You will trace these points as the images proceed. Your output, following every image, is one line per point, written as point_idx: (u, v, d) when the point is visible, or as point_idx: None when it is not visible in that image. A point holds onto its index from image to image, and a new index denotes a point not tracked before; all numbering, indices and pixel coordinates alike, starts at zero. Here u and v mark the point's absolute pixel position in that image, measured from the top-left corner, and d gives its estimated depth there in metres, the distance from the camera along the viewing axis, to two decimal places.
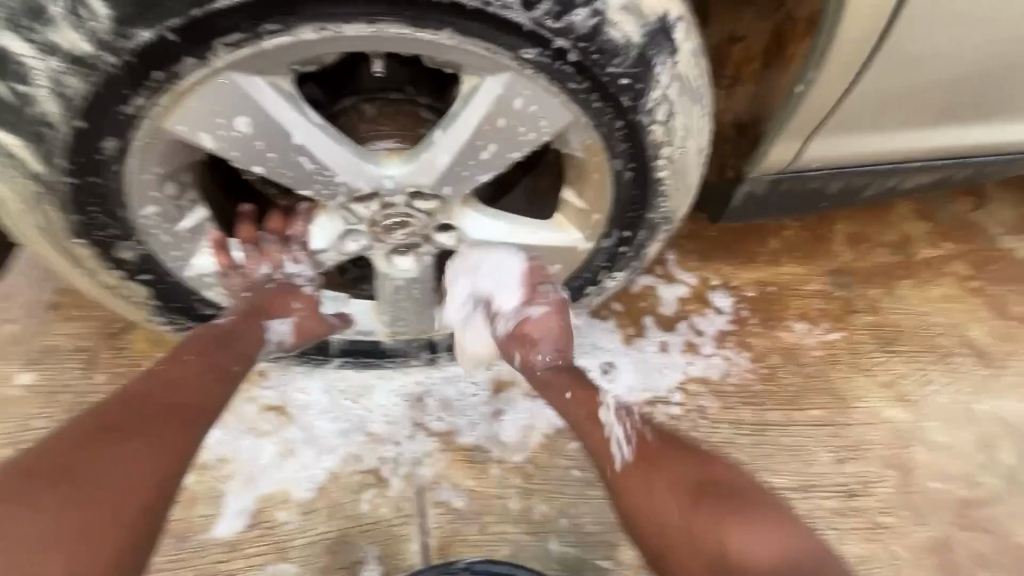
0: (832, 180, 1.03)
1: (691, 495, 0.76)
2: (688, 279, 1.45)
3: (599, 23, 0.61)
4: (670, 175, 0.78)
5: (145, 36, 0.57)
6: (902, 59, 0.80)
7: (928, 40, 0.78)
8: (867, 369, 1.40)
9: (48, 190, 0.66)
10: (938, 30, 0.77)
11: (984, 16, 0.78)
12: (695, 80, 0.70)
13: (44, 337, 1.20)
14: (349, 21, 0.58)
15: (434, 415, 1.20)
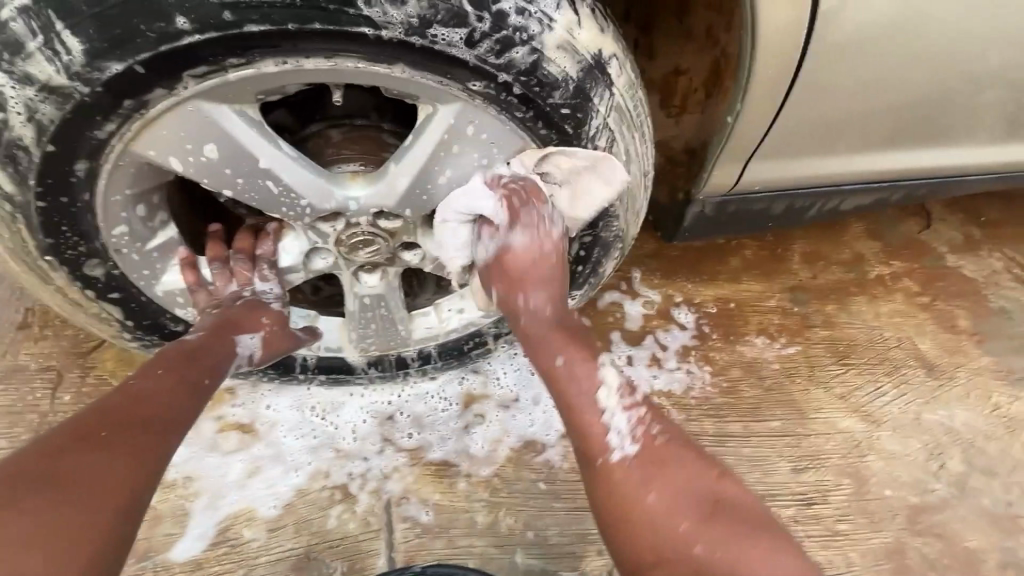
0: (775, 202, 1.10)
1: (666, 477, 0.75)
2: (652, 296, 1.50)
3: (538, 59, 0.66)
4: (617, 196, 0.84)
5: (116, 69, 0.59)
6: (824, 92, 0.87)
7: (849, 75, 0.85)
8: (823, 382, 1.46)
9: (21, 212, 0.68)
10: (858, 67, 0.84)
11: (897, 55, 0.84)
12: (632, 109, 0.76)
13: (10, 357, 1.21)
14: (309, 56, 0.62)
15: (404, 430, 1.22)
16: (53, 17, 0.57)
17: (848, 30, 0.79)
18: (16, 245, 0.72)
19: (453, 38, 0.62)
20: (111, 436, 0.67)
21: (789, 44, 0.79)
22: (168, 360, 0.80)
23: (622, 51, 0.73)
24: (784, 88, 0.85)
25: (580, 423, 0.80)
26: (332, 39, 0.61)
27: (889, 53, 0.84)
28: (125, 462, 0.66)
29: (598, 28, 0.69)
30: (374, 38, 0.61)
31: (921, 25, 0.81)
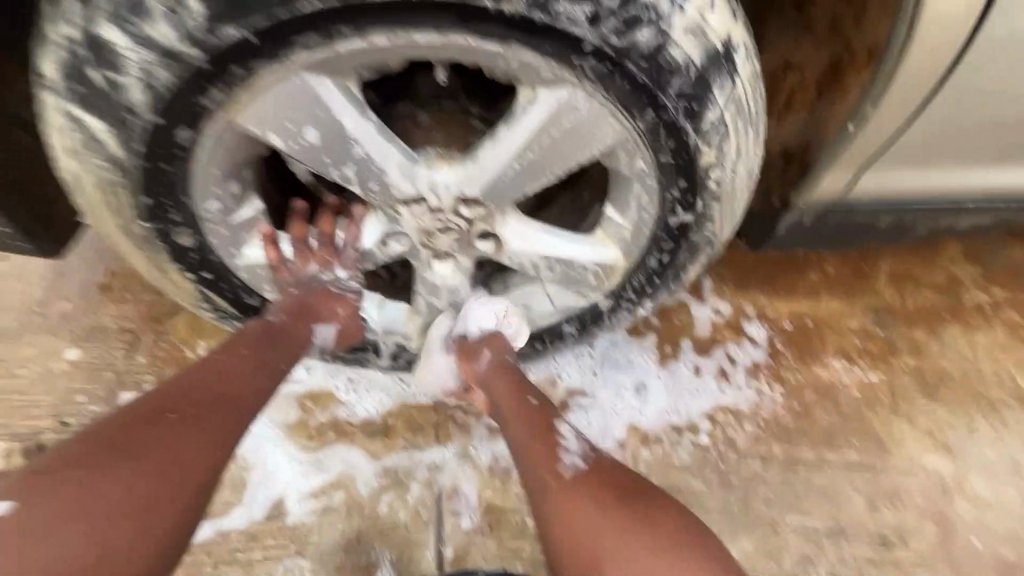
0: (881, 215, 1.00)
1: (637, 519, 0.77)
2: (723, 305, 1.42)
3: (663, 42, 0.61)
4: (718, 198, 0.78)
5: (231, 34, 0.57)
6: (971, 94, 0.79)
7: (997, 75, 0.77)
8: (908, 414, 1.35)
9: (128, 179, 0.68)
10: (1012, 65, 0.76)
11: None
12: (751, 104, 0.70)
13: (92, 315, 1.26)
14: (421, 30, 0.59)
15: (462, 423, 1.19)
16: None
17: (1015, 26, 0.71)
18: (115, 210, 0.72)
19: (577, 15, 0.58)
20: (194, 413, 0.72)
21: (936, 42, 0.72)
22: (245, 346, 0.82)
23: (751, 40, 0.67)
24: (920, 95, 0.79)
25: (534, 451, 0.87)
26: (445, 12, 0.58)
27: None
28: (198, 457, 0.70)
29: (729, 11, 0.64)
30: (494, 12, 0.58)
31: None
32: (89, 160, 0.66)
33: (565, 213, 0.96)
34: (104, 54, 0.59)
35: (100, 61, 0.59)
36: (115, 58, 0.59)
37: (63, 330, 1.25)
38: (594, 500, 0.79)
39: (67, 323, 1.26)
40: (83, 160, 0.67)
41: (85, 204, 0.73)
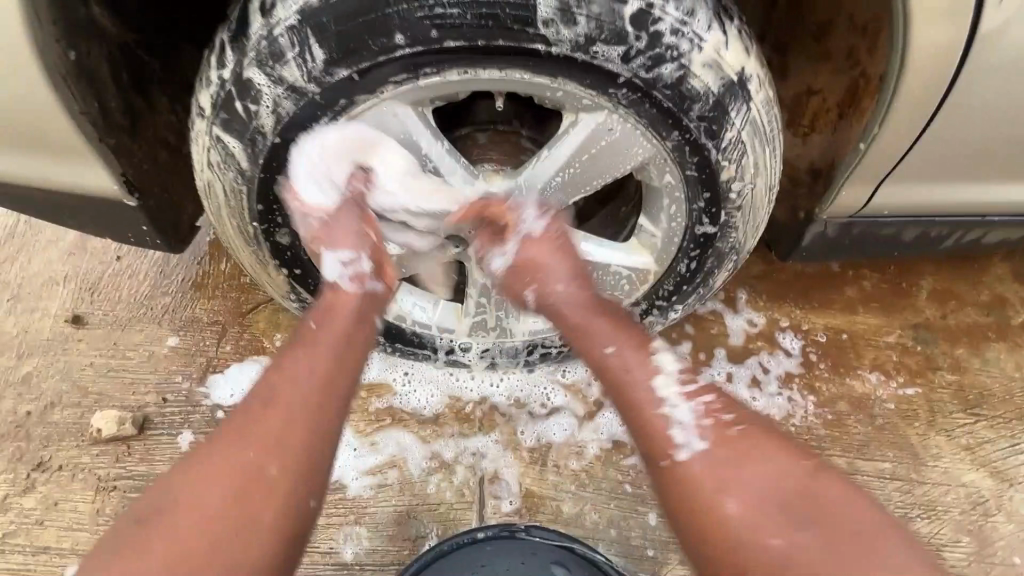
0: (906, 229, 1.06)
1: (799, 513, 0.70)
2: (756, 317, 1.47)
3: (684, 74, 0.72)
4: (740, 208, 0.87)
5: (343, 74, 0.72)
6: (975, 116, 0.85)
7: (1000, 93, 0.82)
8: (946, 429, 1.35)
9: (248, 187, 0.84)
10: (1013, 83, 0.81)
11: None
12: (766, 125, 0.80)
13: (190, 309, 1.47)
14: (485, 67, 0.72)
15: (505, 415, 1.31)
16: (308, 33, 0.71)
17: (1004, 52, 0.77)
18: (235, 213, 0.88)
19: (612, 54, 0.70)
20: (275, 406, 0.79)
21: (929, 72, 0.79)
22: (315, 341, 0.83)
23: (764, 71, 0.78)
24: (923, 117, 0.85)
25: (647, 424, 0.79)
26: (506, 53, 0.71)
27: None
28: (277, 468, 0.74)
29: (742, 48, 0.75)
30: (545, 54, 0.70)
31: None
32: (222, 172, 0.83)
33: (604, 224, 1.07)
34: (247, 90, 0.75)
35: (242, 95, 0.76)
36: (255, 93, 0.75)
37: (166, 320, 1.46)
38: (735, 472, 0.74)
39: (169, 315, 1.46)
40: (217, 172, 0.83)
41: (212, 209, 0.90)
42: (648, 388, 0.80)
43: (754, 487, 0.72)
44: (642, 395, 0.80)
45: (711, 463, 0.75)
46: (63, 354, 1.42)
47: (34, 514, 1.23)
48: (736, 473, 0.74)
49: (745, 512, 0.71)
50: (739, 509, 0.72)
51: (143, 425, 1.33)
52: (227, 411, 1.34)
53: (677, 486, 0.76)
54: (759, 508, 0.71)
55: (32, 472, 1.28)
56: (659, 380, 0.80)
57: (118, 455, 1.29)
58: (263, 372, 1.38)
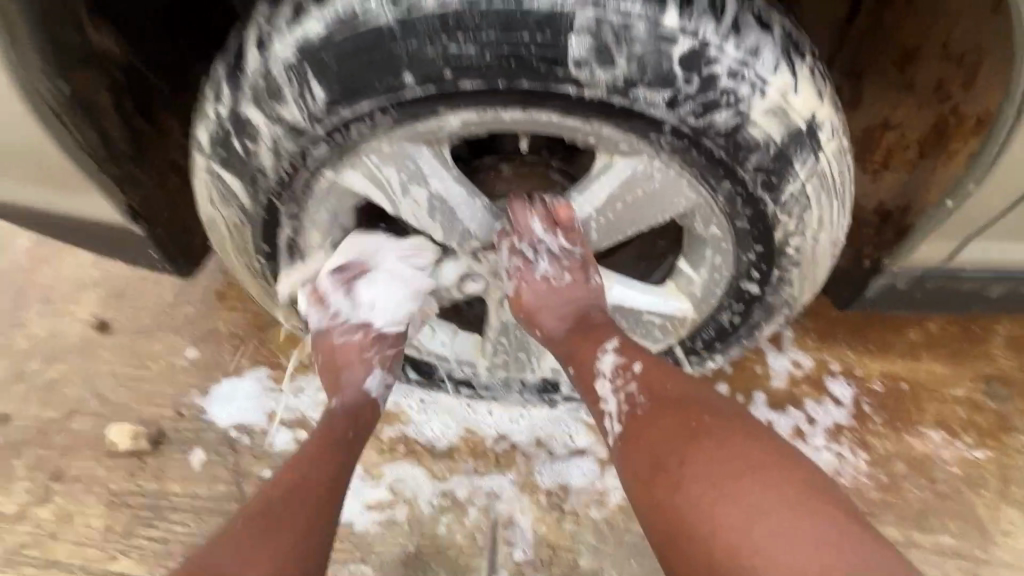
0: (993, 284, 0.92)
1: (789, 495, 0.63)
2: (804, 358, 1.34)
3: (741, 123, 0.62)
4: (798, 264, 0.76)
5: (346, 113, 0.65)
6: None
7: None
8: (1019, 501, 1.21)
9: (253, 225, 0.78)
10: None
11: None
12: (836, 176, 0.68)
13: (210, 320, 1.44)
14: (507, 108, 0.64)
15: (524, 454, 1.23)
16: (307, 72, 0.64)
17: None
18: (240, 247, 0.83)
19: (655, 99, 0.60)
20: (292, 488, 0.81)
21: None
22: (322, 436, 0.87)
23: (839, 116, 0.67)
24: None
25: (586, 389, 0.82)
26: (531, 94, 0.62)
27: None
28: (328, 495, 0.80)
29: (815, 91, 0.64)
30: (576, 96, 0.61)
31: None
32: (224, 209, 0.78)
33: (638, 258, 0.97)
34: (245, 128, 0.69)
35: (240, 133, 0.70)
36: (253, 131, 0.69)
37: (185, 330, 1.43)
38: (699, 477, 0.67)
39: (190, 325, 1.43)
40: (220, 208, 0.78)
41: (217, 240, 0.85)
42: (593, 374, 0.81)
43: (738, 496, 0.64)
44: (589, 382, 0.81)
45: (680, 473, 0.68)
46: (86, 359, 1.41)
47: (48, 527, 1.26)
48: (728, 468, 0.66)
49: (726, 472, 0.66)
50: (720, 500, 0.64)
51: (159, 440, 1.32)
52: (241, 430, 1.31)
53: (629, 452, 0.75)
54: (756, 508, 0.62)
55: (54, 481, 1.30)
56: (601, 369, 0.81)
57: (132, 470, 1.29)
58: (275, 391, 1.34)
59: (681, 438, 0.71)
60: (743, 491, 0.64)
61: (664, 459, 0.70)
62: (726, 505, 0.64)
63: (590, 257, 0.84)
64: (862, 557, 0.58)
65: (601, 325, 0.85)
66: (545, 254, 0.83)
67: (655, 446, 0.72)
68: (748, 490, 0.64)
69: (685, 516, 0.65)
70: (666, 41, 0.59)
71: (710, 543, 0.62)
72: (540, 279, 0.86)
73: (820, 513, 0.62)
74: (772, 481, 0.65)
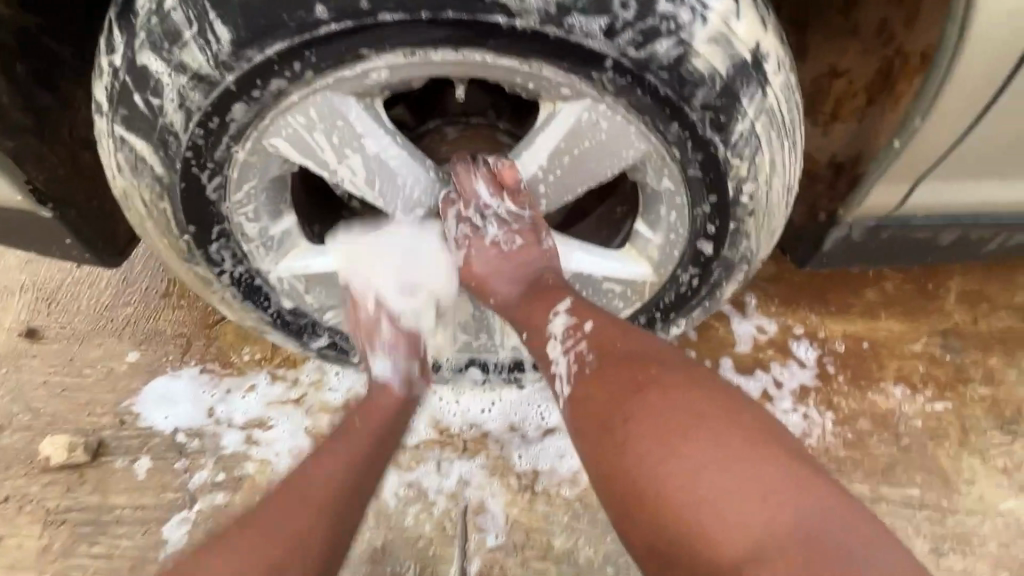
0: (944, 231, 0.92)
1: (742, 449, 0.60)
2: (769, 323, 1.34)
3: (684, 53, 0.59)
4: (753, 214, 0.74)
5: (261, 58, 0.60)
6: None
7: None
8: (979, 450, 1.23)
9: (170, 196, 0.72)
10: None
11: None
12: (785, 114, 0.67)
13: (151, 321, 1.34)
14: (438, 48, 0.60)
15: (493, 438, 1.19)
16: (216, 11, 0.59)
17: None
18: (159, 225, 0.76)
19: (591, 28, 0.57)
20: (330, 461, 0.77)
21: (986, 55, 0.66)
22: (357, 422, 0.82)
23: (783, 49, 0.65)
24: (976, 107, 0.72)
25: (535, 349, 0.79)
26: (462, 29, 0.58)
27: None
28: (335, 515, 0.72)
29: (757, 19, 0.62)
30: (508, 28, 0.58)
31: None
32: (135, 178, 0.71)
33: (597, 225, 0.93)
34: (149, 81, 0.63)
35: (146, 88, 0.63)
36: (158, 85, 0.63)
37: (124, 333, 1.33)
38: (644, 434, 0.64)
39: (129, 328, 1.34)
40: (130, 178, 0.71)
41: (134, 219, 0.78)
42: (541, 336, 0.78)
43: (686, 451, 0.61)
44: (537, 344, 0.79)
45: (624, 433, 0.66)
46: (15, 370, 1.30)
47: None
48: (676, 422, 0.63)
49: (675, 425, 0.63)
50: (671, 457, 0.61)
51: (99, 451, 1.22)
52: (189, 434, 1.23)
53: (579, 411, 0.72)
54: (708, 467, 0.60)
55: None
56: (549, 331, 0.77)
57: (70, 485, 1.19)
58: (224, 390, 1.26)
59: (628, 395, 0.68)
60: (692, 447, 0.61)
61: (614, 419, 0.67)
62: (678, 463, 0.61)
63: (540, 220, 0.81)
64: (815, 506, 0.56)
65: (553, 286, 0.80)
66: (493, 219, 0.80)
67: (604, 404, 0.69)
68: (695, 444, 0.61)
69: (636, 479, 0.63)
70: None
71: (663, 510, 0.60)
72: (491, 244, 0.82)
73: (769, 462, 0.59)
74: (721, 431, 0.62)
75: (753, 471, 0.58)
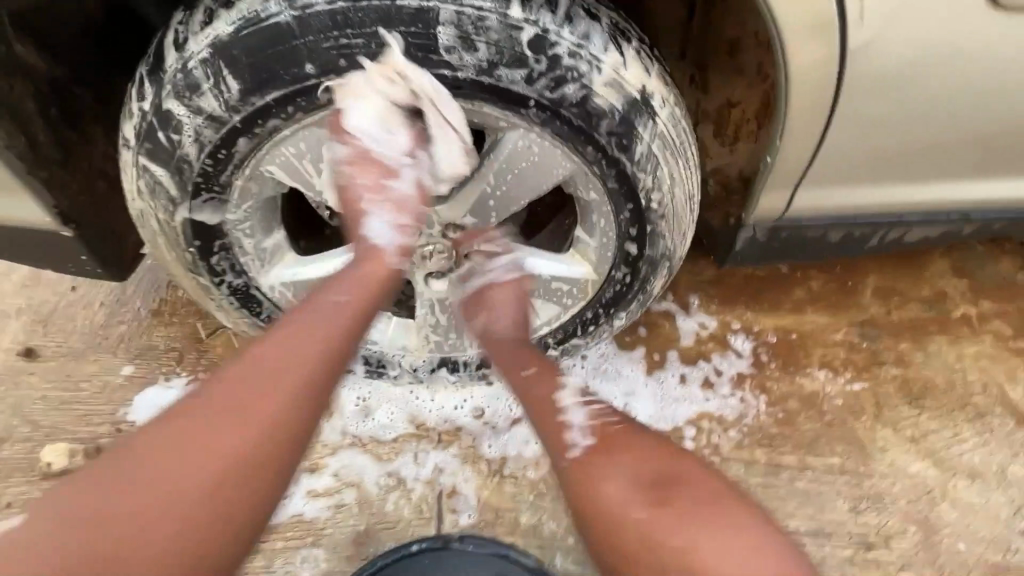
0: (831, 230, 1.11)
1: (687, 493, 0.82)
2: (708, 320, 1.51)
3: (587, 94, 0.77)
4: (664, 218, 0.91)
5: (259, 102, 0.75)
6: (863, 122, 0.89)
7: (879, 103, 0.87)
8: (892, 422, 1.41)
9: (182, 215, 0.86)
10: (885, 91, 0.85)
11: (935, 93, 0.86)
12: (675, 137, 0.84)
13: (145, 337, 1.44)
14: (401, 94, 0.77)
15: (465, 429, 1.32)
16: (221, 66, 0.74)
17: (879, 60, 0.81)
18: (170, 240, 0.90)
19: (515, 77, 0.74)
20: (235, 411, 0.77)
21: (811, 93, 0.85)
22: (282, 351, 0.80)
23: (666, 87, 0.83)
24: (817, 130, 0.90)
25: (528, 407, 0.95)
26: (419, 80, 0.75)
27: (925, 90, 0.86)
28: (258, 460, 0.75)
29: (642, 67, 0.79)
30: (452, 78, 0.75)
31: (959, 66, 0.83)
32: (153, 200, 0.85)
33: (551, 235, 1.11)
34: (168, 122, 0.78)
35: (165, 127, 0.78)
36: (176, 124, 0.77)
37: (119, 349, 1.43)
38: (616, 493, 0.84)
39: (124, 344, 1.44)
40: (149, 200, 0.85)
41: (148, 235, 0.91)
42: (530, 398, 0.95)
43: (648, 505, 0.81)
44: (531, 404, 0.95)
45: (602, 496, 0.84)
46: (14, 387, 1.39)
47: None
48: (635, 474, 0.85)
49: (638, 487, 0.83)
50: (637, 509, 0.82)
51: (97, 457, 1.31)
52: None
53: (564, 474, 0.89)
54: (671, 528, 0.80)
55: None
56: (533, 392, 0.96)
57: None
58: None
59: (602, 463, 0.87)
60: (655, 504, 0.82)
61: (596, 487, 0.86)
62: (646, 520, 0.81)
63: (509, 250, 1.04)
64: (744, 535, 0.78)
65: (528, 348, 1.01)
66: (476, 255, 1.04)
67: (586, 468, 0.87)
68: (654, 500, 0.82)
69: (616, 532, 0.82)
70: (515, 29, 0.72)
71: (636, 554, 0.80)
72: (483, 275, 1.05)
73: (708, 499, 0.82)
74: (671, 486, 0.83)
75: (700, 516, 0.80)
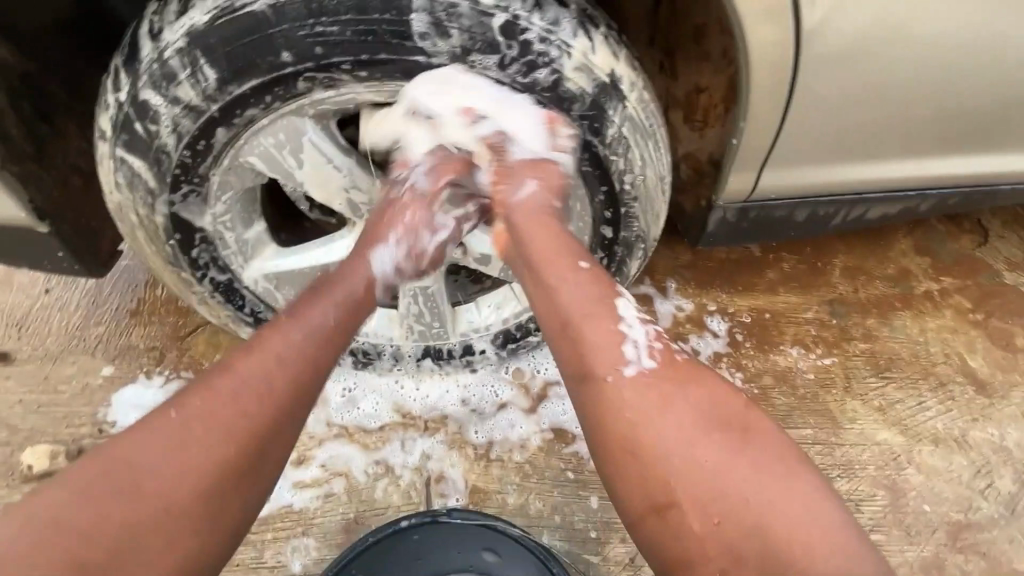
0: (797, 210, 1.16)
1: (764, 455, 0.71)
2: (685, 302, 1.56)
3: (558, 78, 0.80)
4: (637, 200, 0.95)
5: (236, 91, 0.76)
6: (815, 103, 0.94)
7: (833, 83, 0.91)
8: (861, 394, 1.47)
9: (161, 206, 0.86)
10: (838, 72, 0.90)
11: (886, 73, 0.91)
12: (645, 120, 0.87)
13: (124, 337, 1.43)
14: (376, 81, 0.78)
15: (451, 415, 1.34)
16: (197, 55, 0.74)
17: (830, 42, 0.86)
18: (150, 232, 0.90)
19: (488, 62, 0.78)
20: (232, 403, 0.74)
21: (768, 76, 0.89)
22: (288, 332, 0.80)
23: (635, 72, 0.85)
24: (778, 110, 0.94)
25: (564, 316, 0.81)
26: (394, 67, 0.77)
27: (877, 71, 0.90)
28: (243, 468, 0.71)
29: (610, 52, 0.82)
30: (426, 64, 0.77)
31: (905, 50, 0.88)
32: (131, 192, 0.85)
33: None
34: (145, 112, 0.78)
35: (142, 117, 0.78)
36: (152, 114, 0.78)
37: (97, 350, 1.42)
38: (686, 438, 0.72)
39: (102, 345, 1.42)
40: (127, 192, 0.85)
41: (127, 228, 0.91)
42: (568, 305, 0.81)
43: (725, 455, 0.71)
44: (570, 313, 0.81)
45: (668, 435, 0.72)
46: None
47: None
48: (702, 420, 0.73)
49: (710, 438, 0.72)
50: (708, 456, 0.70)
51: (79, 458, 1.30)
52: None
53: (617, 393, 0.76)
54: (743, 485, 0.69)
55: None
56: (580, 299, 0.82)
57: None
58: None
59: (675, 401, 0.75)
60: (730, 456, 0.71)
61: (664, 422, 0.73)
62: (713, 468, 0.70)
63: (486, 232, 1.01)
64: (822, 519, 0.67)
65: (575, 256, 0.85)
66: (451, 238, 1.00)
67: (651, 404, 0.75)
68: (727, 454, 0.71)
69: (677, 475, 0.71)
70: (486, 16, 0.75)
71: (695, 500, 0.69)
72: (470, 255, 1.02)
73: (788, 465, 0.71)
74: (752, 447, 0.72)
75: (778, 480, 0.69)
